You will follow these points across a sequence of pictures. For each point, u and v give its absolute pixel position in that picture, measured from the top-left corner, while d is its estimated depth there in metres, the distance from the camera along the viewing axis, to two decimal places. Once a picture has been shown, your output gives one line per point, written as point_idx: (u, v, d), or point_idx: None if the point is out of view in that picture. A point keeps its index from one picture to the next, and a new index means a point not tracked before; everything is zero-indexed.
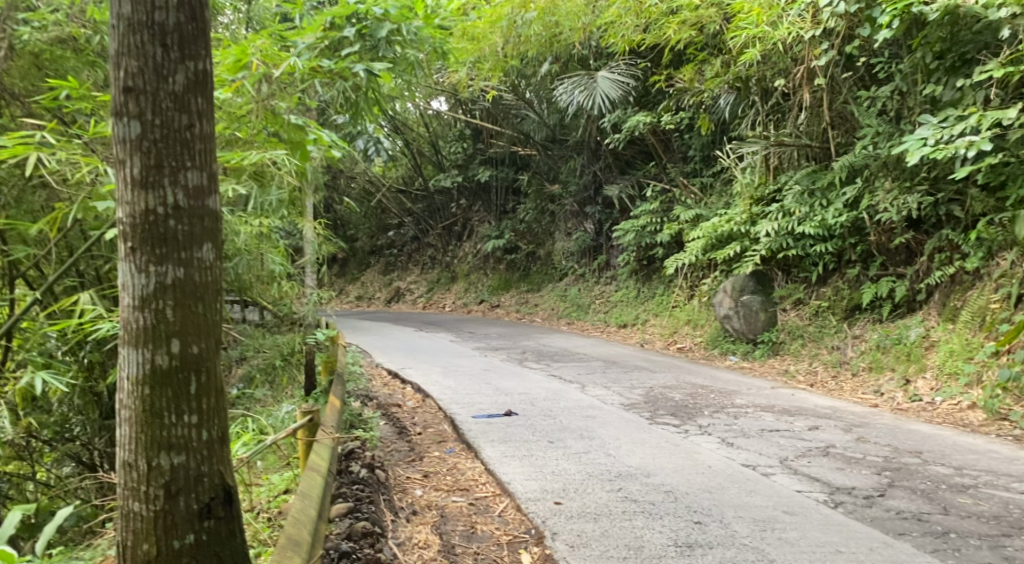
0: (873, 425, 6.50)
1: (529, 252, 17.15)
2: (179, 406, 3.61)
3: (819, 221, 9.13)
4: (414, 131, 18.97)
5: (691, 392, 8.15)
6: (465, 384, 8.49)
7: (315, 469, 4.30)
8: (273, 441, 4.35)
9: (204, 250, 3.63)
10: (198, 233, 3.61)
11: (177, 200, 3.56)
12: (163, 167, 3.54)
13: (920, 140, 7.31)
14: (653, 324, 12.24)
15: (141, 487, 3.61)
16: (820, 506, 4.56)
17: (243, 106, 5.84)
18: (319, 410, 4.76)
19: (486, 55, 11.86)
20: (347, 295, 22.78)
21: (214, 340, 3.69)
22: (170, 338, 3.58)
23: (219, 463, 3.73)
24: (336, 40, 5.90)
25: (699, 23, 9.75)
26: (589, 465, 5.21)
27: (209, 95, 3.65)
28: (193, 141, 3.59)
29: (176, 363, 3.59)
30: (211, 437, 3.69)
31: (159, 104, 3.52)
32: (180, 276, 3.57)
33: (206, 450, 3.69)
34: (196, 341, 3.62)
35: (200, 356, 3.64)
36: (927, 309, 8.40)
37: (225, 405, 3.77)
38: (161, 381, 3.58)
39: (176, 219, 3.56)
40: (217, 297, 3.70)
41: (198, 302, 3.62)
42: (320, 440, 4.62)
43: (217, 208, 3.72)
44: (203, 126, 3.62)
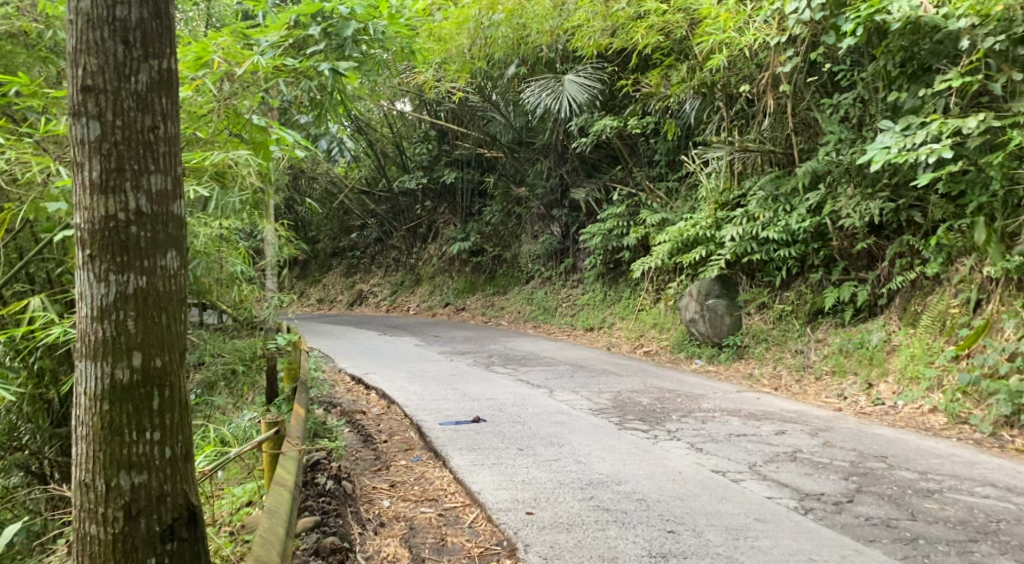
0: (839, 429, 6.56)
1: (495, 254, 17.11)
2: (140, 423, 3.51)
3: (783, 226, 9.20)
4: (379, 133, 18.84)
5: (659, 396, 8.17)
6: (431, 390, 8.43)
7: (282, 484, 4.16)
8: (238, 455, 4.20)
9: (167, 258, 3.54)
10: (161, 240, 3.52)
11: (139, 206, 3.47)
12: (124, 171, 3.44)
13: (884, 149, 7.36)
14: (618, 327, 12.28)
15: (99, 508, 3.52)
16: (790, 512, 4.58)
17: (203, 106, 5.65)
18: (285, 421, 4.64)
19: (453, 56, 11.89)
20: (310, 298, 22.56)
21: (178, 352, 3.60)
22: (132, 350, 3.48)
23: (182, 481, 3.64)
24: (301, 39, 5.85)
25: (665, 29, 9.78)
26: (559, 473, 5.19)
27: (174, 95, 3.56)
28: (157, 143, 3.50)
29: (138, 377, 3.50)
30: (174, 454, 3.60)
31: (121, 105, 3.43)
32: (143, 285, 3.48)
33: (169, 468, 3.60)
34: (159, 354, 3.53)
35: (163, 369, 3.55)
36: (889, 313, 8.51)
37: (189, 419, 3.68)
38: (122, 396, 3.48)
39: (138, 226, 3.47)
40: (181, 307, 3.61)
41: (161, 313, 3.53)
42: (286, 452, 4.49)
43: (182, 212, 3.63)
44: (167, 127, 3.53)
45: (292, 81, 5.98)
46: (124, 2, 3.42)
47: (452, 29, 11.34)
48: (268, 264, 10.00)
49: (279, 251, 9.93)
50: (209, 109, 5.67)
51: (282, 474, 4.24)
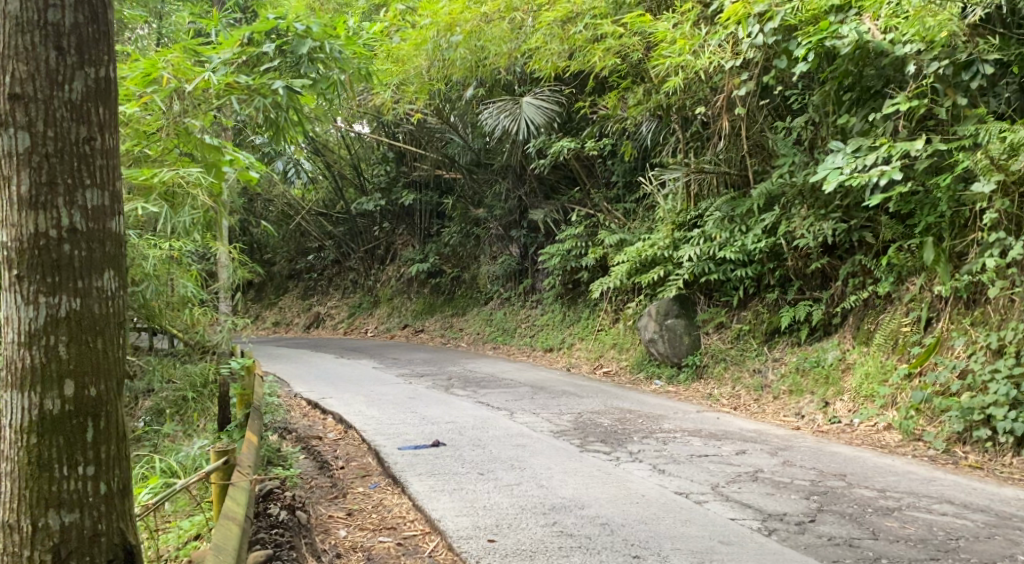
0: (797, 448, 6.58)
1: (453, 276, 17.05)
2: (72, 456, 3.38)
3: (739, 247, 9.25)
4: (336, 155, 18.70)
5: (620, 417, 8.14)
6: (389, 414, 8.31)
7: (230, 517, 4.01)
8: (183, 486, 3.98)
9: (104, 279, 3.43)
10: (98, 259, 3.41)
11: (74, 222, 3.35)
12: (57, 185, 3.33)
13: (836, 169, 7.43)
14: (578, 348, 12.26)
15: (24, 551, 3.35)
16: (754, 534, 4.56)
17: (150, 123, 5.60)
18: (234, 450, 4.45)
19: (410, 76, 11.85)
20: (265, 320, 22.22)
21: (116, 381, 3.48)
22: (63, 379, 3.35)
23: (118, 519, 3.50)
24: (255, 56, 5.80)
25: (622, 52, 9.81)
26: (521, 498, 5.12)
27: (111, 105, 3.46)
28: (93, 155, 3.39)
29: (70, 408, 3.37)
30: (109, 490, 3.47)
31: (53, 114, 3.31)
32: (77, 308, 3.36)
33: (104, 505, 3.46)
34: (94, 382, 3.41)
35: (98, 399, 3.42)
36: (843, 332, 8.60)
37: (126, 452, 3.54)
38: (52, 428, 3.35)
39: (71, 244, 3.35)
40: (119, 332, 3.50)
41: (97, 337, 3.41)
42: (236, 481, 4.34)
43: (120, 229, 3.52)
44: (104, 138, 3.43)
45: (246, 99, 5.84)
46: (57, 6, 3.32)
47: (409, 51, 11.30)
48: (222, 287, 9.79)
49: (234, 275, 9.74)
50: (158, 126, 5.63)
51: (230, 507, 4.08)
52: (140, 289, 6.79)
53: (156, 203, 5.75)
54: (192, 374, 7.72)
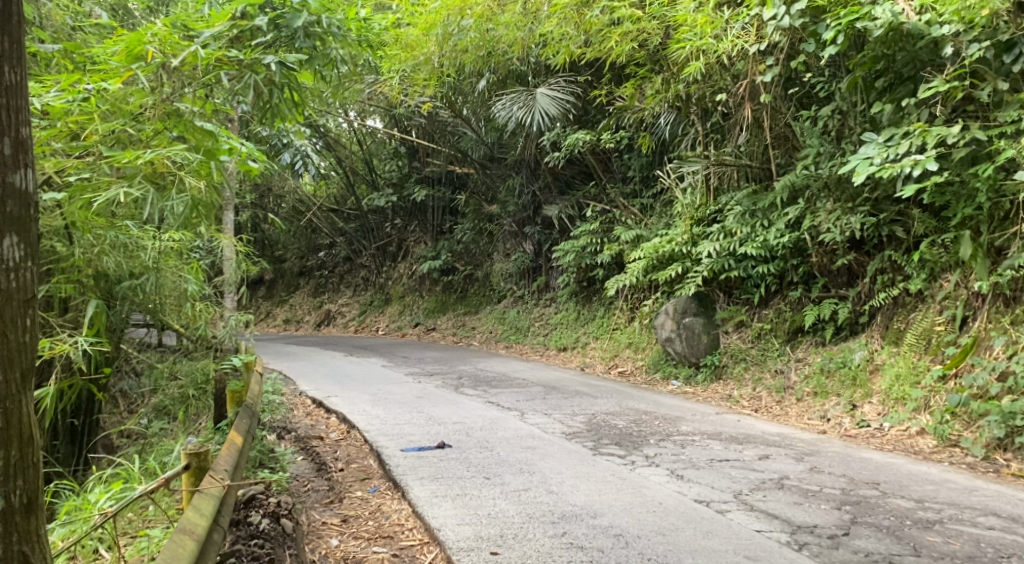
0: (825, 453, 6.19)
1: (466, 273, 16.71)
2: None
3: (760, 242, 8.86)
4: (348, 150, 18.39)
5: (635, 419, 7.78)
6: (395, 413, 7.98)
7: (185, 532, 3.58)
8: (139, 494, 3.69)
9: (5, 245, 3.26)
10: None
11: None
12: None
13: (866, 159, 6.99)
14: (593, 347, 11.89)
15: None
16: (783, 549, 4.18)
17: (136, 103, 5.20)
18: (209, 452, 4.16)
19: (420, 64, 11.50)
20: (276, 318, 21.94)
21: (19, 370, 3.29)
22: None
23: (20, 540, 3.32)
24: (248, 30, 5.48)
25: (641, 37, 9.42)
26: (529, 505, 4.76)
27: (12, 42, 3.27)
28: None
29: None
30: (9, 506, 3.28)
31: None
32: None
33: (2, 517, 3.28)
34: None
35: None
36: (870, 331, 8.20)
37: (33, 461, 3.35)
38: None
39: None
40: (23, 314, 3.31)
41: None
42: (205, 488, 3.97)
43: (25, 185, 3.33)
44: (0, 79, 3.24)
45: (237, 75, 5.56)
46: None
47: (419, 36, 10.96)
48: (227, 281, 9.50)
49: (240, 269, 9.44)
50: (143, 105, 5.24)
51: (188, 520, 3.67)
52: (140, 282, 6.32)
53: (140, 186, 5.20)
54: (193, 371, 7.48)
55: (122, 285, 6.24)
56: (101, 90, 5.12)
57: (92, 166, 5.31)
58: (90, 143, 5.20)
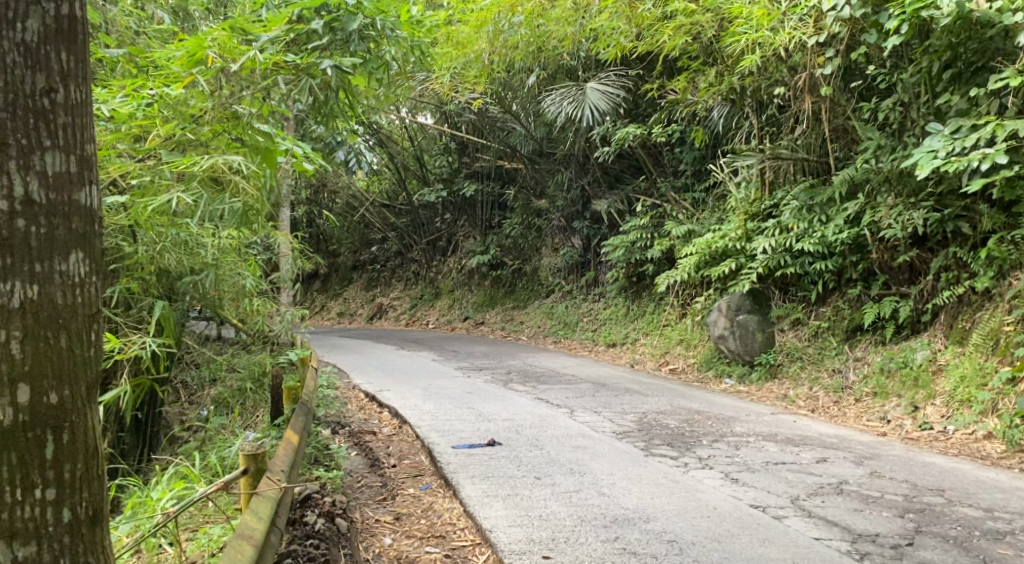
0: (886, 457, 6.01)
1: (515, 268, 16.65)
2: (28, 476, 2.92)
3: (818, 238, 8.67)
4: (399, 145, 18.47)
5: (687, 419, 7.65)
6: (445, 409, 7.97)
7: (245, 535, 3.56)
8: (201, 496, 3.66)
9: (70, 261, 3.01)
10: (61, 237, 2.99)
11: (30, 191, 2.93)
12: (10, 146, 2.91)
13: (930, 153, 6.79)
14: (643, 343, 11.77)
15: None
16: (844, 559, 4.05)
17: (196, 105, 5.25)
18: (266, 453, 4.13)
19: (471, 61, 11.47)
20: (330, 311, 22.19)
21: (84, 385, 3.05)
22: (17, 383, 2.91)
23: (86, 552, 3.04)
24: (303, 34, 5.44)
25: (694, 30, 9.25)
26: (581, 508, 4.69)
27: (77, 52, 3.05)
28: (53, 111, 2.98)
29: (26, 419, 2.92)
30: (75, 518, 3.01)
31: (4, 61, 2.91)
32: (33, 297, 2.93)
33: (69, 535, 2.99)
34: (54, 387, 2.96)
35: (61, 407, 2.98)
36: (933, 331, 7.98)
37: (97, 472, 3.09)
38: (4, 444, 2.90)
39: (27, 220, 2.93)
40: (89, 326, 3.06)
41: (57, 332, 2.97)
42: (263, 491, 3.95)
43: (92, 204, 3.10)
44: (67, 90, 3.01)
45: (293, 80, 5.48)
46: None
47: (470, 33, 10.90)
48: (281, 277, 9.60)
49: (295, 265, 9.54)
50: (203, 108, 5.29)
51: (246, 523, 3.63)
52: (200, 278, 6.37)
53: (196, 191, 5.47)
54: (251, 365, 7.60)
55: (183, 281, 6.32)
56: (164, 95, 5.18)
57: (154, 170, 5.46)
58: (153, 147, 5.42)
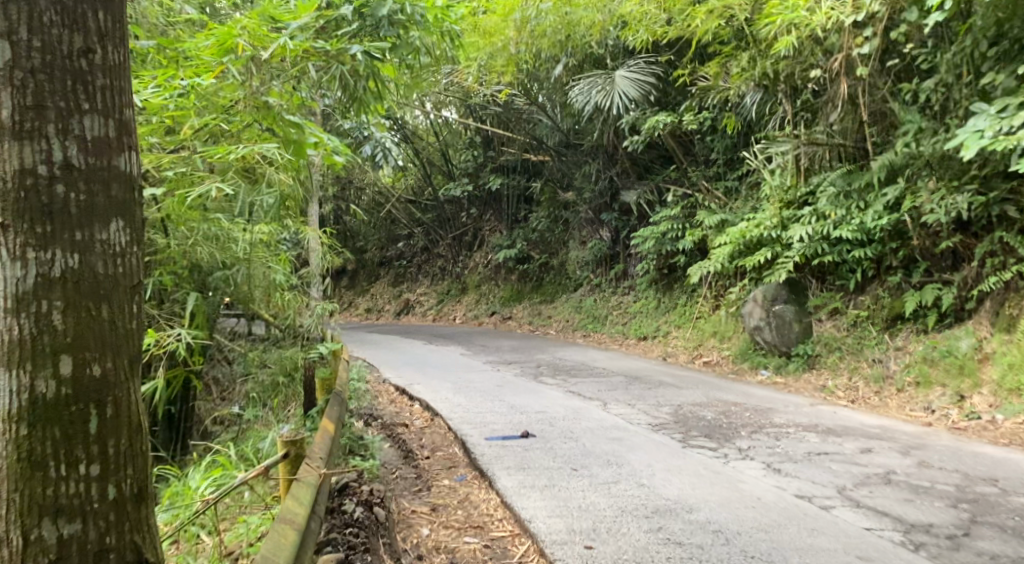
0: (933, 447, 5.84)
1: (543, 262, 16.52)
2: (72, 451, 2.86)
3: (856, 225, 8.51)
4: (425, 141, 18.44)
5: (724, 410, 7.51)
6: (476, 402, 7.89)
7: (287, 520, 3.49)
8: (242, 480, 3.61)
9: (110, 229, 2.94)
10: (101, 204, 2.92)
11: (69, 155, 2.86)
12: (48, 108, 2.83)
13: (976, 133, 6.63)
14: (674, 335, 11.62)
15: None
16: (899, 549, 3.90)
17: (227, 96, 5.14)
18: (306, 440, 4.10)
19: (497, 51, 11.40)
20: (358, 308, 22.20)
21: (126, 358, 2.98)
22: (58, 355, 2.84)
23: (131, 530, 2.98)
24: (333, 20, 5.34)
25: (727, 13, 9.07)
26: (621, 498, 4.58)
27: (113, 14, 2.98)
28: (92, 73, 2.90)
29: (68, 392, 2.85)
30: (120, 495, 2.94)
31: (39, 19, 2.83)
32: (74, 266, 2.86)
33: (114, 513, 2.93)
34: (97, 360, 2.90)
35: (104, 380, 2.91)
36: (979, 318, 7.79)
37: (141, 448, 3.03)
38: (47, 417, 2.83)
39: (67, 185, 2.85)
40: (130, 299, 3.01)
41: (99, 303, 2.91)
42: (303, 477, 3.90)
43: (130, 169, 3.03)
44: (104, 52, 2.94)
45: (323, 66, 5.40)
46: None
47: (497, 22, 10.92)
48: (310, 272, 9.60)
49: (324, 260, 9.52)
50: (235, 99, 5.17)
51: (289, 507, 3.57)
52: (231, 273, 6.34)
53: (233, 181, 5.29)
54: (281, 359, 7.33)
55: (215, 275, 6.30)
56: (196, 86, 5.00)
57: (187, 160, 5.30)
58: (185, 138, 5.27)
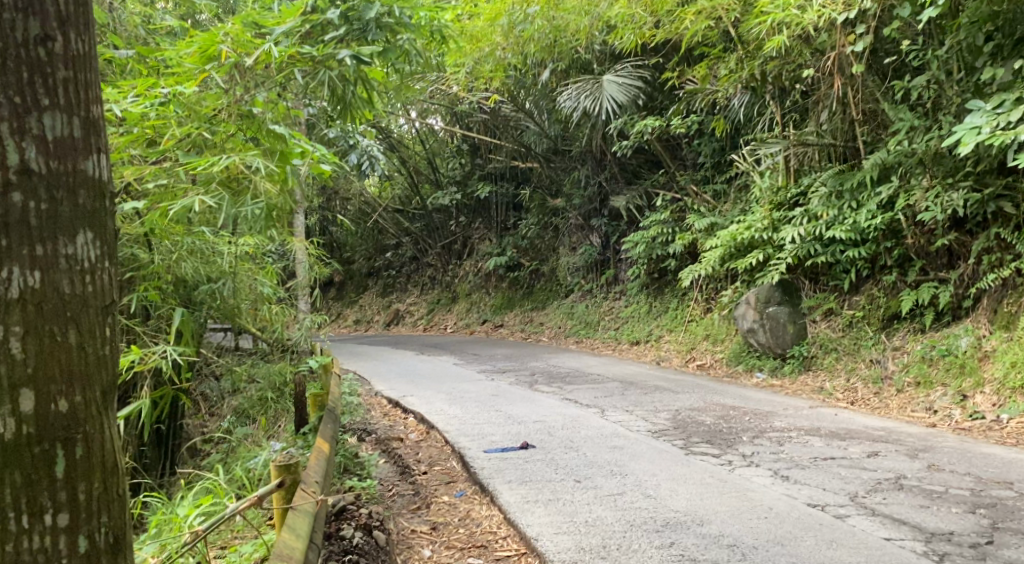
0: (940, 449, 5.74)
1: (532, 269, 16.40)
2: (37, 499, 2.63)
3: (850, 225, 8.41)
4: (411, 150, 18.30)
5: (723, 415, 7.39)
6: (472, 413, 7.73)
7: (284, 554, 3.30)
8: (234, 512, 3.41)
9: (76, 243, 2.71)
10: (65, 215, 2.69)
11: (28, 159, 2.64)
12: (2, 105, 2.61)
13: (973, 129, 6.54)
14: (668, 340, 11.50)
15: None
16: (921, 560, 3.78)
17: (210, 106, 4.93)
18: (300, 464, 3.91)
19: (484, 57, 11.27)
20: (346, 319, 21.97)
21: (100, 390, 2.75)
22: (18, 388, 2.62)
23: None
24: (319, 25, 5.16)
25: (716, 14, 8.96)
26: (628, 511, 4.44)
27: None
28: (52, 62, 2.68)
29: (31, 432, 2.62)
30: (93, 547, 2.70)
31: None
32: (36, 285, 2.64)
33: None
34: (64, 394, 2.67)
35: (73, 416, 2.68)
36: (977, 316, 7.71)
37: (118, 492, 2.79)
38: (9, 461, 2.60)
39: (25, 193, 2.63)
40: (103, 320, 2.78)
41: (66, 327, 2.68)
42: (298, 505, 3.71)
43: (99, 173, 2.80)
44: (66, 38, 2.71)
45: (310, 72, 5.22)
46: None
47: (483, 27, 10.78)
48: (300, 284, 9.43)
49: (312, 272, 9.35)
50: (217, 107, 4.96)
51: (285, 542, 3.39)
52: (217, 287, 6.14)
53: (217, 193, 4.93)
54: (271, 374, 7.27)
55: (201, 289, 6.09)
56: (177, 94, 4.79)
57: (169, 171, 4.99)
58: (167, 148, 4.93)
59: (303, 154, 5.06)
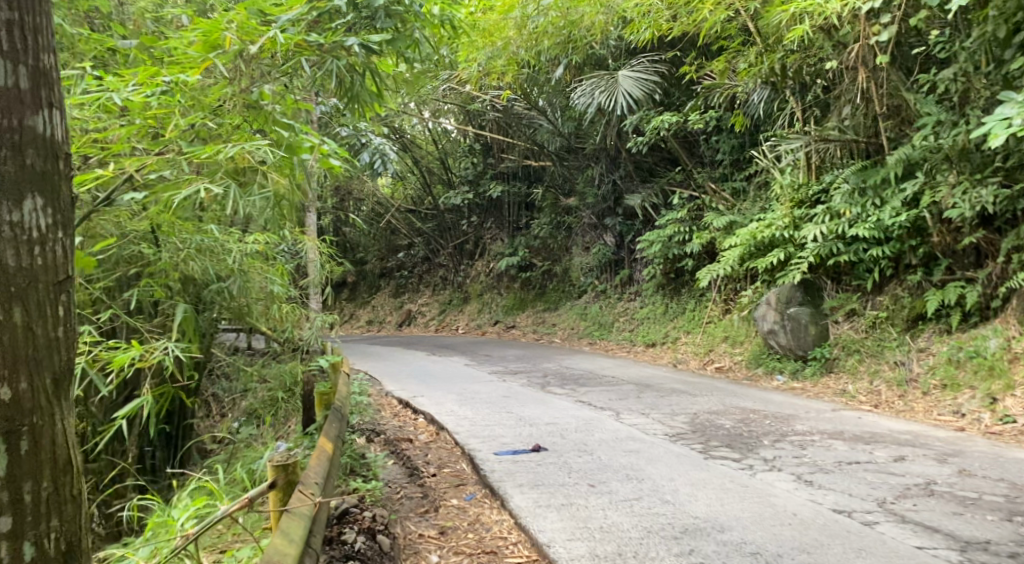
0: (970, 453, 5.52)
1: (546, 269, 16.23)
2: None
3: (873, 223, 8.20)
4: (424, 149, 18.15)
5: (742, 418, 7.17)
6: (484, 414, 7.55)
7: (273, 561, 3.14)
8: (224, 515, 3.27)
9: (26, 219, 3.03)
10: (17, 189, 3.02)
11: None
12: None
13: (1003, 120, 6.27)
14: (684, 341, 11.28)
15: None
16: None
17: (215, 95, 4.69)
18: (298, 464, 3.73)
19: (497, 52, 11.11)
20: (359, 320, 21.84)
21: (50, 383, 3.07)
22: None
23: None
24: (326, 12, 4.98)
25: (734, 6, 8.74)
26: (645, 517, 4.24)
27: None
28: (11, 29, 3.03)
29: None
30: (44, 553, 3.05)
31: None
32: None
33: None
34: (11, 378, 2.99)
35: (23, 409, 3.01)
36: (1005, 317, 7.46)
37: (70, 495, 3.13)
38: None
39: None
40: (55, 298, 3.09)
41: (14, 305, 3.00)
42: (295, 508, 3.54)
43: (51, 131, 3.12)
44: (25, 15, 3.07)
45: (318, 62, 5.03)
46: None
47: (497, 21, 10.63)
48: (309, 283, 9.28)
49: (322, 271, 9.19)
50: (222, 97, 4.73)
51: (277, 547, 3.22)
52: (225, 285, 5.85)
53: (222, 183, 4.68)
54: (282, 373, 7.04)
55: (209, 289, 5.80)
56: (181, 83, 4.54)
57: (173, 163, 4.66)
58: (171, 140, 4.64)
59: (311, 149, 4.86)
